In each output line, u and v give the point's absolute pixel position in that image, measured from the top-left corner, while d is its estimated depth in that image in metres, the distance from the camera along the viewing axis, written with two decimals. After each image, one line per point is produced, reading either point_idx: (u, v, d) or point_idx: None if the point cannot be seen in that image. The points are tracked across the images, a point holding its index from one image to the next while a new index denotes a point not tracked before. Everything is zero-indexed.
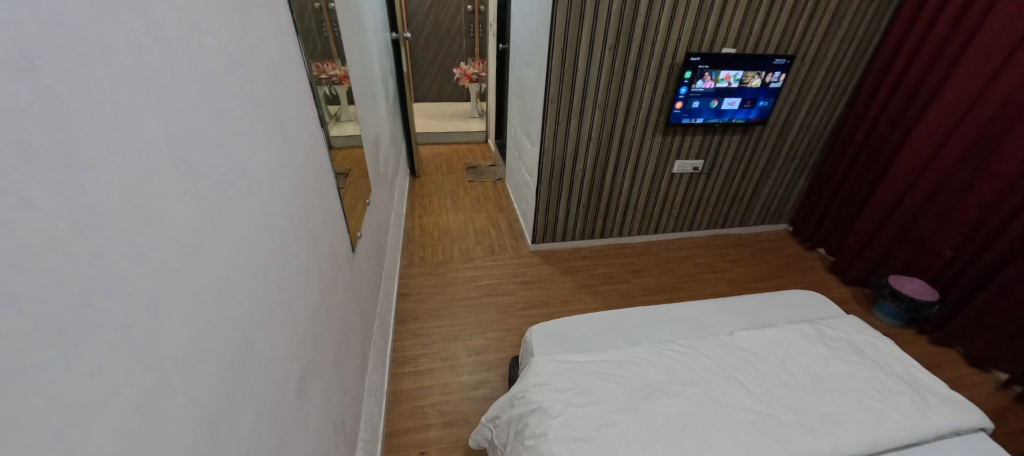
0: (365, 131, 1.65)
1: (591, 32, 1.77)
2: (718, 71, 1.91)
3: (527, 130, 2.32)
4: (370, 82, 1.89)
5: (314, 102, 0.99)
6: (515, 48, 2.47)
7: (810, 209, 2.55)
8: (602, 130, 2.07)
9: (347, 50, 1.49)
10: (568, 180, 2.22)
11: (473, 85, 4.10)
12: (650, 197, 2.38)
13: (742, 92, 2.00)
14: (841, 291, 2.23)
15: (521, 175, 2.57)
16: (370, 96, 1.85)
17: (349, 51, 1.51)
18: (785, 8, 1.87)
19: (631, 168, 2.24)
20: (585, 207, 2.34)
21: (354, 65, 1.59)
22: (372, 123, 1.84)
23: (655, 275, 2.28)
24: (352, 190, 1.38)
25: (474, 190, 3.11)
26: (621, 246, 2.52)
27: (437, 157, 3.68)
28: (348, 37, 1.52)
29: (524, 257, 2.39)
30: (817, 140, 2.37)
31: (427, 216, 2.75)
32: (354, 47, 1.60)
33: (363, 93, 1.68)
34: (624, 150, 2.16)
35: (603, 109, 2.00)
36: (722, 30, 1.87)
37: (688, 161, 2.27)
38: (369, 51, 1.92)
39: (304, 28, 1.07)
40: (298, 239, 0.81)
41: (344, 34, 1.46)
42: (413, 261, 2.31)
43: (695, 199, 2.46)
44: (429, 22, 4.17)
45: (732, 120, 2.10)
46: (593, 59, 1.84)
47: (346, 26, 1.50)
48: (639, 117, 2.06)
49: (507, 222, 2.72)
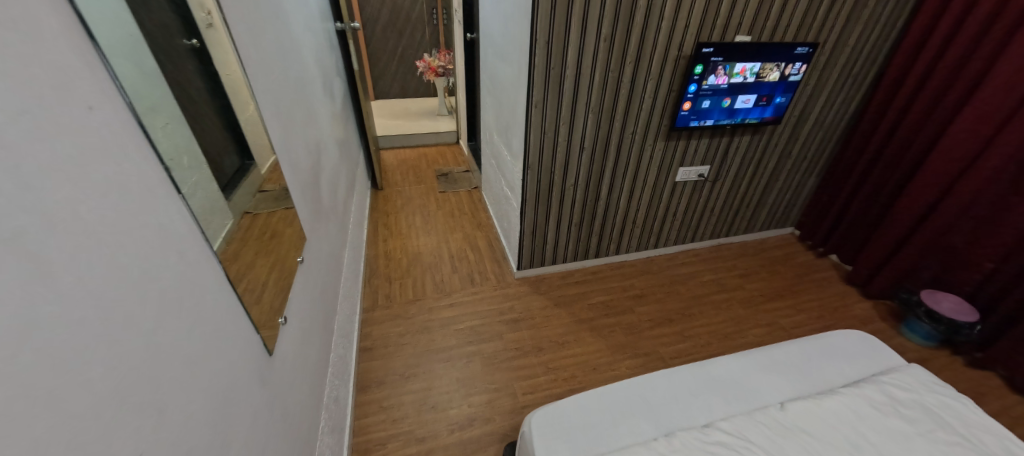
0: (296, 159, 1.23)
1: (582, 21, 1.40)
2: (733, 64, 1.59)
3: (506, 137, 1.94)
4: (303, 88, 1.45)
5: (167, 156, 0.59)
6: (487, 39, 2.06)
7: (821, 212, 2.32)
8: (597, 139, 1.73)
9: (256, 50, 1.06)
10: (557, 197, 1.87)
11: (439, 80, 3.65)
12: (651, 209, 2.08)
13: (758, 88, 1.69)
14: (863, 307, 2.01)
15: (501, 189, 2.19)
16: (304, 109, 1.42)
17: (260, 52, 1.08)
18: None
19: (630, 179, 1.92)
20: (578, 226, 2.01)
21: (273, 71, 1.16)
22: (310, 143, 1.42)
23: (662, 301, 1.99)
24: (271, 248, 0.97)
25: (447, 204, 2.71)
26: (619, 266, 2.20)
27: (403, 163, 3.24)
28: (259, 31, 1.09)
29: (510, 288, 2.03)
30: (830, 137, 2.12)
31: (393, 240, 2.34)
32: (272, 43, 1.17)
33: (289, 105, 1.25)
34: (622, 158, 1.83)
35: (597, 114, 1.65)
36: (737, 14, 1.56)
37: (693, 168, 1.97)
38: (299, 48, 1.48)
39: (155, 18, 0.64)
40: (106, 431, 0.43)
41: (249, 29, 1.03)
42: (377, 302, 1.91)
43: (700, 209, 2.17)
44: (386, 7, 3.67)
45: (745, 120, 1.79)
46: (586, 53, 1.48)
47: (255, 17, 1.08)
48: (639, 120, 1.72)
49: (487, 241, 2.36)
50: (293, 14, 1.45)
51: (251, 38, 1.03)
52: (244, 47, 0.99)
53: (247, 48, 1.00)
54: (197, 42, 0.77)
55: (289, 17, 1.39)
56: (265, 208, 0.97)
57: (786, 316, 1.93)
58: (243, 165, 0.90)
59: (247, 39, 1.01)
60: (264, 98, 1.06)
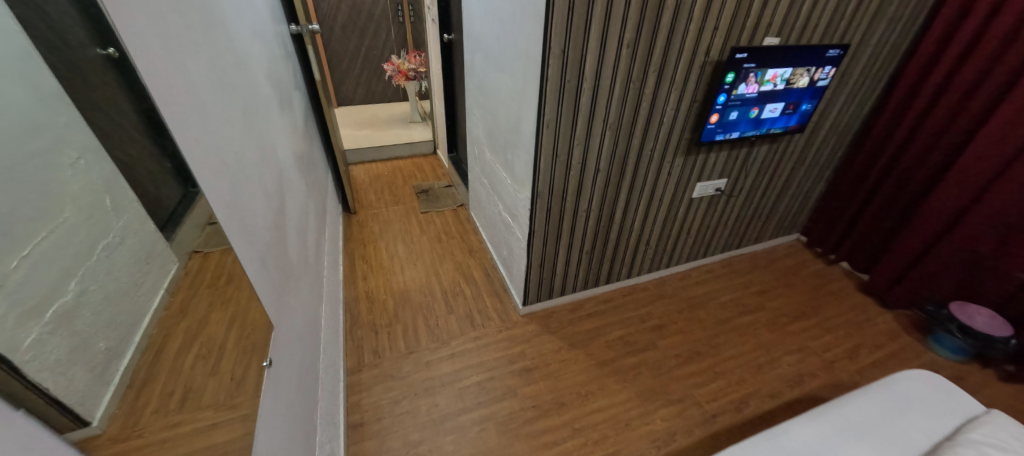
0: (256, 217, 0.92)
1: (603, 23, 1.16)
2: (765, 70, 1.40)
3: (505, 158, 1.68)
4: (257, 117, 1.13)
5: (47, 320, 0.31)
6: (474, 43, 1.79)
7: (831, 218, 2.21)
8: (614, 158, 1.50)
9: (196, 78, 0.75)
10: (569, 226, 1.63)
11: (410, 84, 3.32)
12: (666, 229, 1.89)
13: (786, 95, 1.52)
14: (886, 320, 1.92)
15: (498, 214, 1.93)
16: (260, 145, 1.10)
17: (199, 80, 0.76)
18: None
19: (646, 199, 1.71)
20: (589, 254, 1.78)
21: (217, 103, 0.85)
22: (271, 189, 1.10)
23: (685, 331, 1.81)
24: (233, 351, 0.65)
25: (431, 228, 2.41)
26: (632, 291, 2.01)
27: (376, 180, 2.89)
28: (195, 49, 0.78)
29: (516, 329, 1.78)
30: (842, 142, 2.01)
31: (374, 277, 2.03)
32: (211, 62, 0.85)
33: (242, 145, 0.93)
34: (639, 178, 1.62)
35: (616, 130, 1.42)
36: (768, 14, 1.37)
37: (710, 182, 1.79)
38: (248, 65, 1.14)
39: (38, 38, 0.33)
40: None
41: (181, 47, 0.71)
42: (363, 360, 1.62)
43: (714, 224, 2.01)
44: (344, 4, 3.27)
45: (770, 130, 1.62)
46: (606, 63, 1.25)
47: (187, 34, 0.77)
48: (659, 135, 1.52)
49: (482, 270, 2.10)
50: (236, 21, 1.11)
51: (186, 60, 0.72)
52: (179, 73, 0.67)
53: (183, 75, 0.69)
54: (118, 53, 0.43)
55: (232, 26, 1.06)
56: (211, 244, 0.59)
57: (815, 338, 1.79)
58: (185, 199, 0.54)
59: (181, 63, 0.70)
60: (209, 144, 0.74)
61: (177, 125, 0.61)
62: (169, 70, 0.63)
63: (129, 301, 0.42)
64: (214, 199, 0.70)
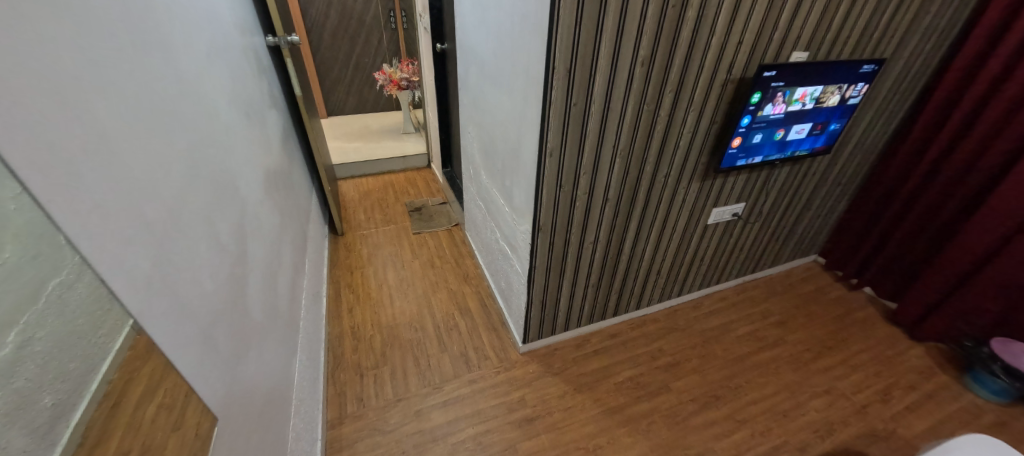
0: (200, 281, 0.76)
1: (614, 39, 1.01)
2: (794, 89, 1.25)
3: (503, 184, 1.52)
4: (215, 150, 0.96)
5: None
6: (469, 56, 1.64)
7: (853, 240, 2.07)
8: (624, 185, 1.35)
9: (114, 119, 0.59)
10: (574, 259, 1.47)
11: (402, 94, 3.16)
12: (679, 257, 1.73)
13: (815, 115, 1.37)
14: (917, 354, 1.77)
15: (495, 241, 1.78)
16: (217, 183, 0.94)
17: (122, 121, 0.61)
18: None
19: (658, 227, 1.56)
20: (596, 287, 1.62)
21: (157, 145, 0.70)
22: (227, 236, 0.93)
23: (700, 369, 1.65)
24: (175, 447, 0.58)
25: (424, 251, 2.25)
26: (641, 323, 1.85)
27: (366, 196, 2.72)
28: (118, 81, 0.62)
29: (516, 369, 1.62)
30: (866, 160, 1.86)
31: (361, 309, 1.86)
32: (146, 95, 0.69)
33: (186, 190, 0.77)
34: (651, 206, 1.46)
35: (627, 156, 1.27)
36: (796, 26, 1.23)
37: (727, 207, 1.64)
38: (205, 90, 0.98)
39: None
40: None
41: (95, 83, 0.56)
42: (346, 410, 1.45)
43: (730, 249, 1.85)
44: (333, 10, 3.11)
45: (796, 152, 1.47)
46: (618, 83, 1.10)
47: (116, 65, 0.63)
48: (675, 160, 1.36)
49: (478, 300, 1.94)
50: (189, 38, 0.95)
51: (100, 98, 0.57)
52: (82, 118, 0.52)
53: (88, 119, 0.53)
54: None
55: (182, 45, 0.90)
56: (127, 331, 0.52)
57: (843, 377, 1.64)
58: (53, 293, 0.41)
59: (92, 105, 0.55)
60: (127, 204, 0.58)
61: (67, 193, 0.47)
62: (62, 117, 0.49)
63: (89, 344, 0.44)
64: (120, 279, 0.53)
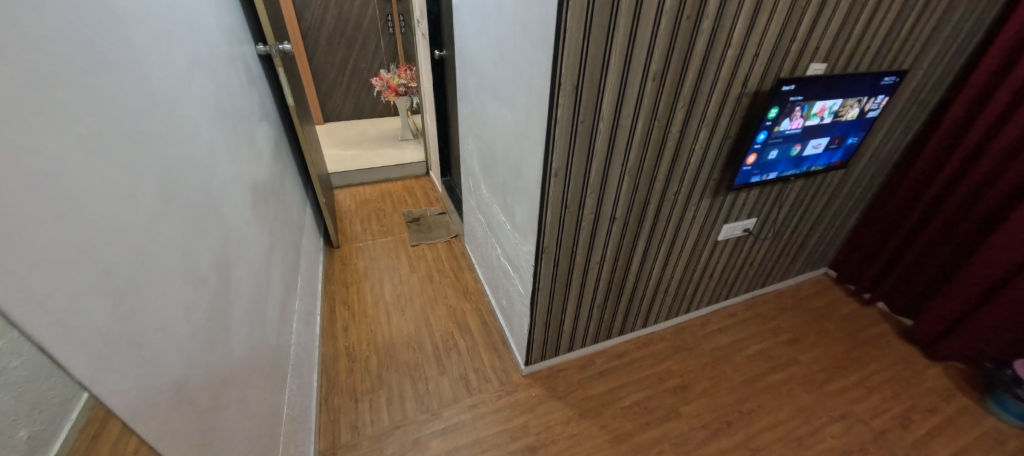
0: (171, 325, 0.68)
1: (625, 53, 0.94)
2: (812, 103, 1.18)
3: (505, 201, 1.45)
4: (194, 173, 0.89)
5: None
6: (468, 66, 1.57)
7: (865, 254, 2.00)
8: (633, 204, 1.28)
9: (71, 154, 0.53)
10: (579, 280, 1.40)
11: (400, 100, 3.09)
12: (688, 274, 1.66)
13: (833, 129, 1.30)
14: (935, 374, 1.70)
15: (496, 257, 1.70)
16: (196, 210, 0.86)
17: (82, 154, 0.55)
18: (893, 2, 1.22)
19: (666, 245, 1.49)
20: (602, 307, 1.55)
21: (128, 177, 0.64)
22: (207, 268, 0.86)
23: (711, 392, 1.58)
24: None
25: (422, 264, 2.17)
26: (647, 342, 1.78)
27: (363, 206, 2.65)
28: (79, 111, 0.56)
29: (518, 393, 1.55)
30: (880, 172, 1.80)
31: (356, 328, 1.79)
32: (110, 122, 0.62)
33: (158, 224, 0.70)
34: (660, 223, 1.39)
35: (636, 174, 1.20)
36: (814, 38, 1.17)
37: (738, 223, 1.57)
38: (184, 109, 0.91)
39: None
40: None
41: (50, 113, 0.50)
42: (340, 440, 1.38)
43: (740, 265, 1.79)
44: (330, 14, 3.05)
45: (811, 167, 1.40)
46: (628, 99, 1.03)
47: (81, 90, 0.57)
48: (685, 177, 1.29)
49: (478, 317, 1.86)
50: (167, 54, 0.88)
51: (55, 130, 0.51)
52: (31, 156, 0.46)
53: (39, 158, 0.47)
54: None
55: (157, 61, 0.83)
56: (81, 405, 0.46)
57: (860, 400, 1.57)
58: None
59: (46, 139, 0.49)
60: (84, 250, 0.52)
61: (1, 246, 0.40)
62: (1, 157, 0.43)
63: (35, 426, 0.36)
64: (70, 343, 0.46)
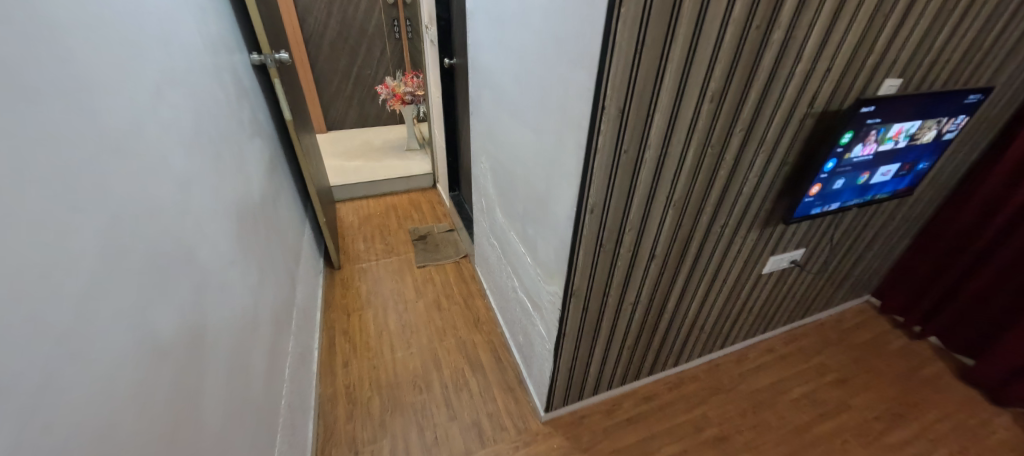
0: (105, 433, 0.53)
1: (682, 68, 0.78)
2: (890, 126, 1.01)
3: (525, 231, 1.28)
4: (156, 215, 0.73)
5: None
6: (483, 79, 1.41)
7: (916, 283, 1.82)
8: (675, 239, 1.11)
9: None
10: (609, 322, 1.23)
11: (406, 109, 2.94)
12: (726, 310, 1.49)
13: (906, 154, 1.13)
14: (1003, 423, 1.52)
15: (512, 288, 1.54)
16: (156, 263, 0.70)
17: None
18: (983, 8, 1.05)
19: (706, 280, 1.31)
20: (632, 348, 1.38)
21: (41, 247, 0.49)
22: (171, 335, 0.70)
23: (754, 445, 1.40)
24: None
25: (429, 289, 2.01)
26: (679, 382, 1.60)
27: (367, 221, 2.50)
28: None
29: (538, 444, 1.38)
30: (938, 194, 1.62)
31: (358, 363, 1.63)
32: (0, 172, 0.45)
33: (86, 298, 0.54)
34: (703, 258, 1.22)
35: (682, 206, 1.03)
36: (894, 50, 1.00)
37: (786, 255, 1.40)
38: (149, 137, 0.75)
39: None
40: None
41: None
42: None
43: (782, 298, 1.61)
44: (333, 19, 2.91)
45: (877, 196, 1.22)
46: (681, 122, 0.86)
47: None
48: (735, 208, 1.12)
49: (491, 352, 1.70)
50: (127, 71, 0.73)
51: None
52: None
53: None
54: None
55: (110, 82, 0.67)
56: None
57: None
58: None
59: None
60: None
61: None
62: None
63: None
64: None
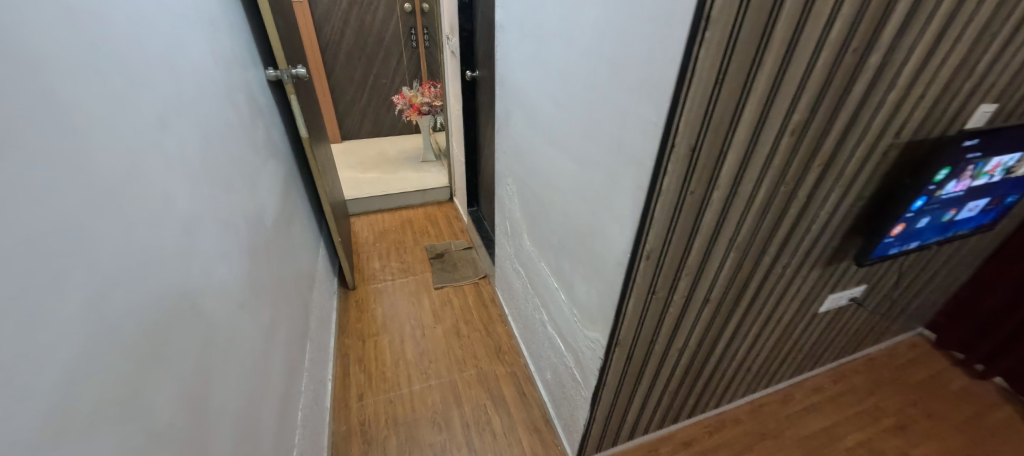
0: None
1: (765, 100, 0.66)
2: (987, 161, 0.91)
3: (559, 265, 1.17)
4: (155, 268, 0.63)
5: None
6: (512, 97, 1.31)
7: (980, 319, 1.66)
8: (733, 282, 0.99)
9: None
10: (653, 369, 1.11)
11: (423, 119, 2.86)
12: (776, 350, 1.36)
13: (997, 188, 0.99)
14: None
15: (540, 321, 1.43)
16: (151, 325, 0.61)
17: None
18: None
19: (759, 322, 1.19)
20: (673, 394, 1.25)
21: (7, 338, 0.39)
22: (164, 412, 0.60)
23: None
24: None
25: (447, 313, 1.91)
26: (720, 426, 1.47)
27: (382, 237, 2.41)
28: None
29: None
30: (1010, 225, 1.47)
31: (374, 396, 1.53)
32: None
33: (62, 392, 0.44)
34: (758, 300, 1.10)
35: (744, 248, 0.91)
36: (995, 72, 0.87)
37: (845, 292, 1.26)
38: (151, 177, 0.66)
39: None
40: None
41: None
42: None
43: (834, 335, 1.47)
44: (350, 28, 2.84)
45: (958, 232, 1.08)
46: (756, 160, 0.74)
47: None
48: (800, 247, 1.00)
49: (514, 386, 1.58)
50: (128, 104, 0.64)
51: None
52: None
53: None
54: None
55: (100, 115, 0.57)
56: None
57: None
58: None
59: None
60: None
61: None
62: None
63: None
64: None
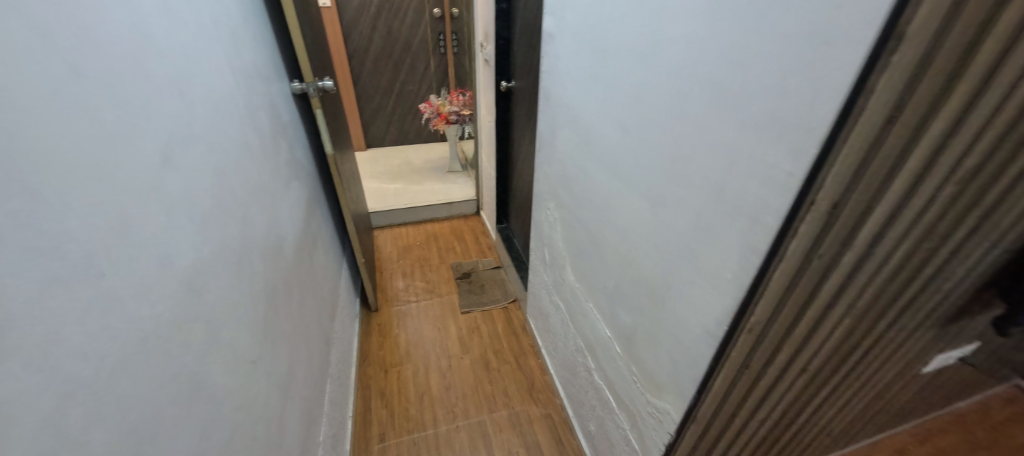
0: None
1: None
2: None
3: (614, 313, 1.01)
4: (147, 347, 0.51)
5: None
6: (559, 116, 1.16)
7: None
8: (838, 350, 0.81)
9: None
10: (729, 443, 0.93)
11: (451, 128, 2.74)
12: (863, 412, 1.15)
13: None
14: None
15: (583, 365, 1.27)
16: (145, 424, 0.48)
17: None
18: None
19: (854, 387, 0.99)
20: None
21: None
22: None
23: None
24: None
25: (475, 341, 1.77)
26: None
27: (406, 253, 2.30)
28: None
29: None
30: None
31: (397, 437, 1.40)
32: None
33: None
34: (861, 366, 0.91)
35: (860, 315, 0.73)
36: None
37: (956, 351, 1.06)
38: (150, 229, 0.54)
39: None
40: None
41: None
42: None
43: (929, 394, 1.26)
44: (377, 34, 2.76)
45: None
46: None
47: None
48: (926, 308, 0.81)
49: (549, 432, 1.43)
50: (123, 143, 0.52)
51: None
52: None
53: None
54: None
55: (82, 160, 0.44)
56: None
57: None
58: None
59: None
60: None
61: None
62: None
63: None
64: None
